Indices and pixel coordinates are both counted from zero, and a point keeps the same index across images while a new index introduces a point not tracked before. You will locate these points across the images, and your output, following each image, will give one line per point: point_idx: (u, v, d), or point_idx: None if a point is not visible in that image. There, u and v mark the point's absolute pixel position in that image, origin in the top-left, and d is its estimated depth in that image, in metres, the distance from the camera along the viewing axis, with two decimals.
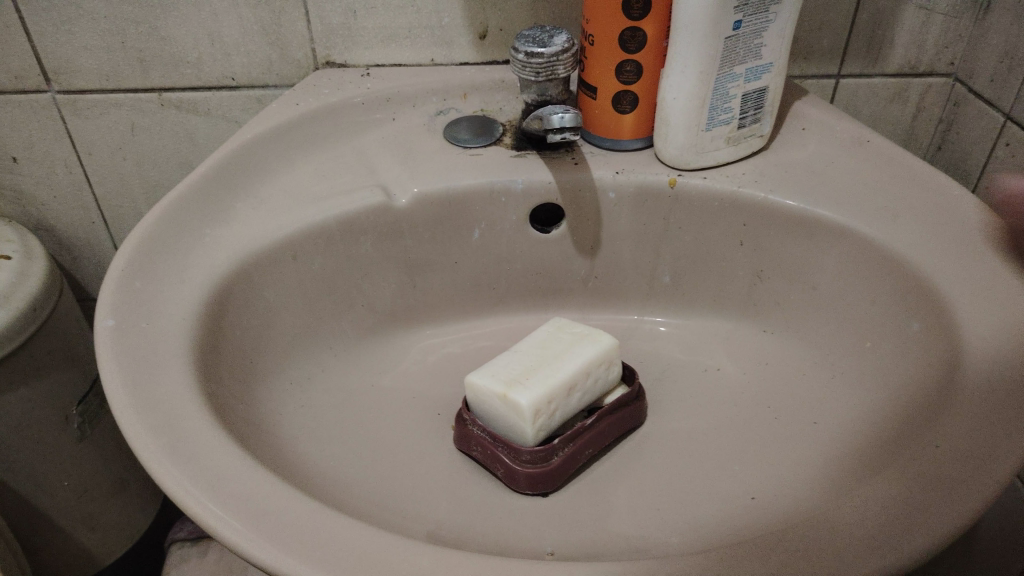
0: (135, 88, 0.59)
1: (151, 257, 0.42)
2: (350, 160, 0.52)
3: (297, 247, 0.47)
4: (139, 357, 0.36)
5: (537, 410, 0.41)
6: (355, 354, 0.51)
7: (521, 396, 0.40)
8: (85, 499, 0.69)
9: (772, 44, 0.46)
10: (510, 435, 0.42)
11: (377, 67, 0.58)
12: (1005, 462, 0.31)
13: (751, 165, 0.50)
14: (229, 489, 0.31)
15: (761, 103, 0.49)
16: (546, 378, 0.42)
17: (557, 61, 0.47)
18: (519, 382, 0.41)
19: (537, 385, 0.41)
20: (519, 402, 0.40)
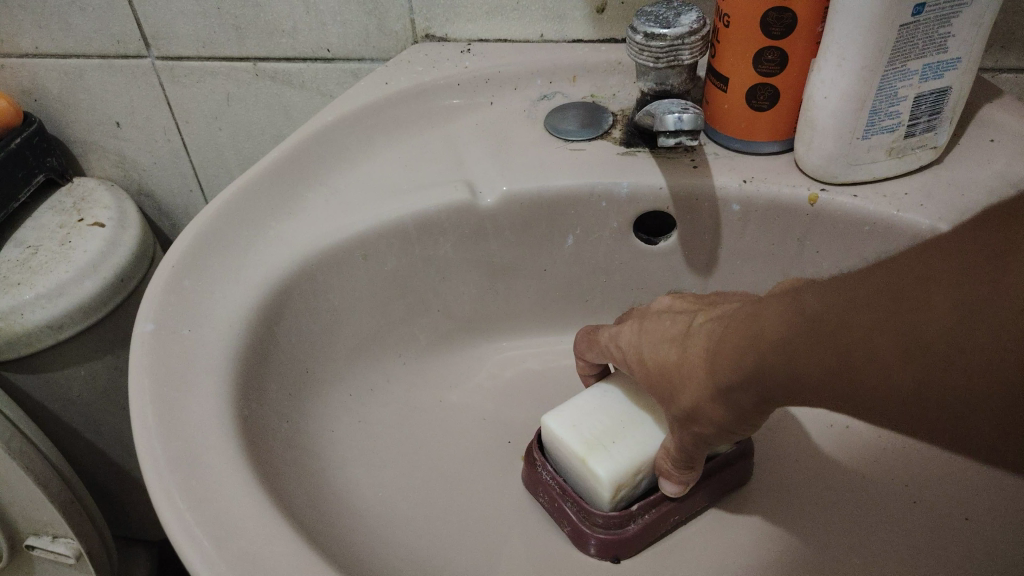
0: (231, 57, 0.56)
1: (208, 252, 0.39)
2: (437, 149, 0.46)
3: (369, 246, 0.42)
4: (172, 370, 0.32)
5: (619, 484, 0.35)
6: (426, 364, 0.46)
7: (603, 469, 0.34)
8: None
9: (963, 35, 0.36)
10: (586, 496, 0.37)
11: (480, 42, 0.52)
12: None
13: (917, 183, 0.41)
14: (237, 545, 0.27)
15: (939, 107, 0.39)
16: (639, 445, 0.35)
17: (681, 45, 0.39)
18: (603, 447, 0.35)
19: (624, 454, 0.35)
20: (600, 476, 0.34)
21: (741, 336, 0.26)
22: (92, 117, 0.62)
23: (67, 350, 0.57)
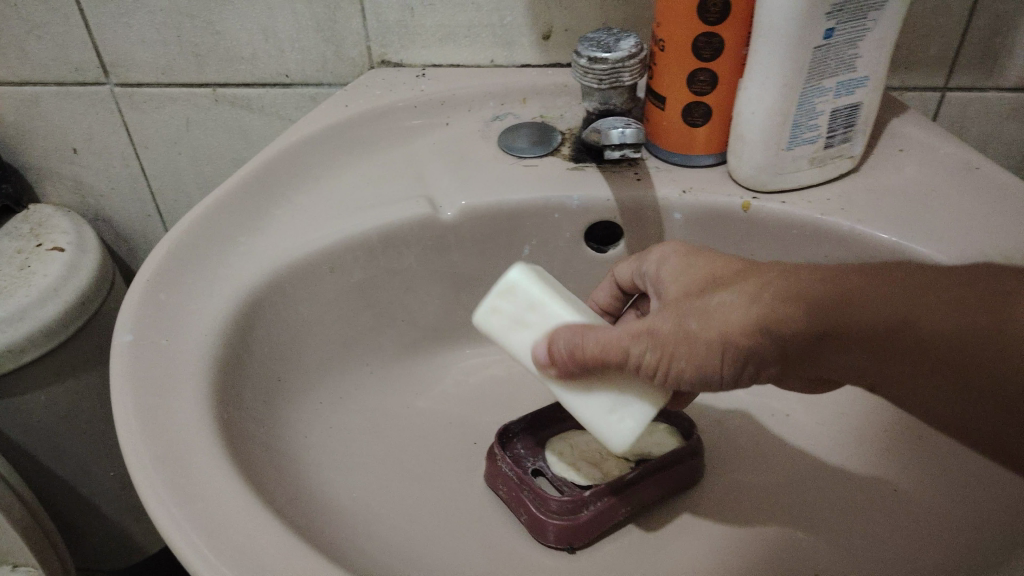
0: (190, 83, 0.57)
1: (183, 268, 0.40)
2: (397, 167, 0.49)
3: (335, 259, 0.44)
4: (153, 377, 0.34)
5: (510, 290, 0.33)
6: (392, 372, 0.48)
7: (521, 266, 0.34)
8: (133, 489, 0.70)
9: (869, 55, 0.40)
10: None
11: (434, 67, 0.55)
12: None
13: (838, 190, 0.45)
14: (225, 533, 0.28)
15: (853, 120, 0.43)
16: (554, 300, 0.33)
17: (622, 68, 0.43)
18: (543, 276, 0.34)
19: (543, 286, 0.33)
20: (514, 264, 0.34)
21: (836, 277, 0.28)
22: (48, 144, 0.62)
23: (28, 374, 0.57)
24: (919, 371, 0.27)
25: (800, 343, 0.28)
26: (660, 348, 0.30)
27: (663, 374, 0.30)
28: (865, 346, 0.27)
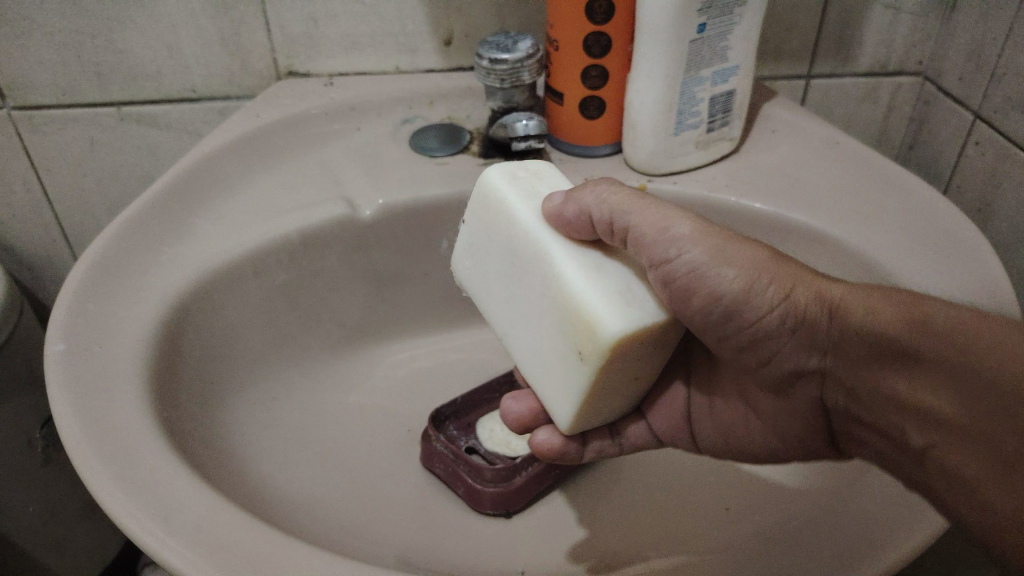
0: (93, 103, 0.57)
1: (107, 280, 0.41)
2: (313, 172, 0.50)
3: (259, 262, 0.45)
4: (90, 382, 0.35)
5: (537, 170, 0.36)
6: (324, 370, 0.50)
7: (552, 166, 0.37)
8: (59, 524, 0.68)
9: (738, 46, 0.45)
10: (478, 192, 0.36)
11: (341, 76, 0.57)
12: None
13: (721, 170, 0.50)
14: (183, 518, 0.29)
15: (729, 106, 0.48)
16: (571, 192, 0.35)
17: (521, 67, 0.46)
18: None
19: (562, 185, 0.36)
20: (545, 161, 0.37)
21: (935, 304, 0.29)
22: None
23: None
24: (936, 418, 0.27)
25: (858, 338, 0.29)
26: (700, 264, 0.30)
27: (673, 277, 0.30)
28: (907, 351, 0.28)
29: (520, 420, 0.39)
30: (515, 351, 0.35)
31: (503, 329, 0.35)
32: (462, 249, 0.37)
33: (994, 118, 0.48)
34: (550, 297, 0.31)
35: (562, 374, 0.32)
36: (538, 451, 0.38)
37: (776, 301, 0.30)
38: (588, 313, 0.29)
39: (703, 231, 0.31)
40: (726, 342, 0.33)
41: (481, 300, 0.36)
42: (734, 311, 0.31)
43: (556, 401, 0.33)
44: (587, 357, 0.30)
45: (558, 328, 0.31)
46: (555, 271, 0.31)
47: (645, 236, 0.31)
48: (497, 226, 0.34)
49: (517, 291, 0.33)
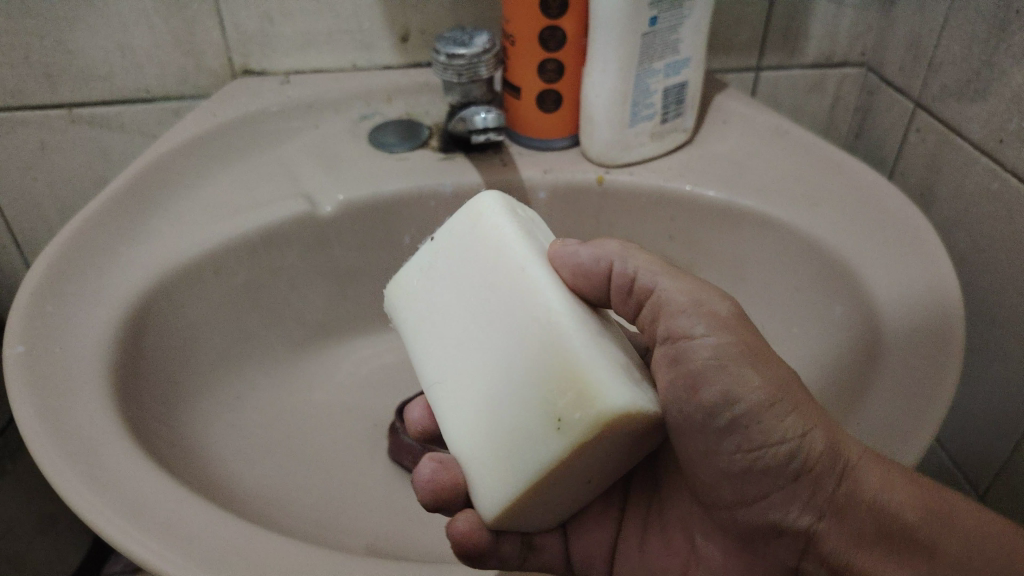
0: (42, 104, 0.55)
1: (64, 283, 0.40)
2: (271, 170, 0.50)
3: (219, 261, 0.45)
4: (51, 383, 0.34)
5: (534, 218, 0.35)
6: (288, 369, 0.50)
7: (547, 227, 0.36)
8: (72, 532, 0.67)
9: (688, 39, 0.47)
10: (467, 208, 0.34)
11: (298, 73, 0.57)
12: (922, 433, 0.32)
13: (676, 159, 0.51)
14: (152, 513, 0.29)
15: (681, 97, 0.49)
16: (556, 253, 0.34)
17: (479, 62, 0.47)
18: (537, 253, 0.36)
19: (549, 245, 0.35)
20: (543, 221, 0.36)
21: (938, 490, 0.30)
22: None
23: None
24: None
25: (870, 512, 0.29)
26: (727, 376, 0.29)
27: (685, 347, 0.31)
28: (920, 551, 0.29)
29: (434, 489, 0.31)
30: (456, 402, 0.31)
31: (446, 376, 0.31)
32: (425, 276, 0.34)
33: (932, 106, 0.50)
34: (537, 349, 0.28)
35: (518, 440, 0.28)
36: (454, 544, 0.30)
37: (799, 443, 0.29)
38: (592, 381, 0.27)
39: (737, 329, 0.31)
40: (711, 463, 0.31)
41: (428, 337, 0.33)
42: (743, 442, 0.30)
43: (494, 472, 0.29)
44: (569, 427, 0.27)
45: (535, 387, 0.28)
46: (554, 324, 0.28)
47: (666, 299, 0.32)
48: (484, 260, 0.31)
49: (486, 335, 0.30)
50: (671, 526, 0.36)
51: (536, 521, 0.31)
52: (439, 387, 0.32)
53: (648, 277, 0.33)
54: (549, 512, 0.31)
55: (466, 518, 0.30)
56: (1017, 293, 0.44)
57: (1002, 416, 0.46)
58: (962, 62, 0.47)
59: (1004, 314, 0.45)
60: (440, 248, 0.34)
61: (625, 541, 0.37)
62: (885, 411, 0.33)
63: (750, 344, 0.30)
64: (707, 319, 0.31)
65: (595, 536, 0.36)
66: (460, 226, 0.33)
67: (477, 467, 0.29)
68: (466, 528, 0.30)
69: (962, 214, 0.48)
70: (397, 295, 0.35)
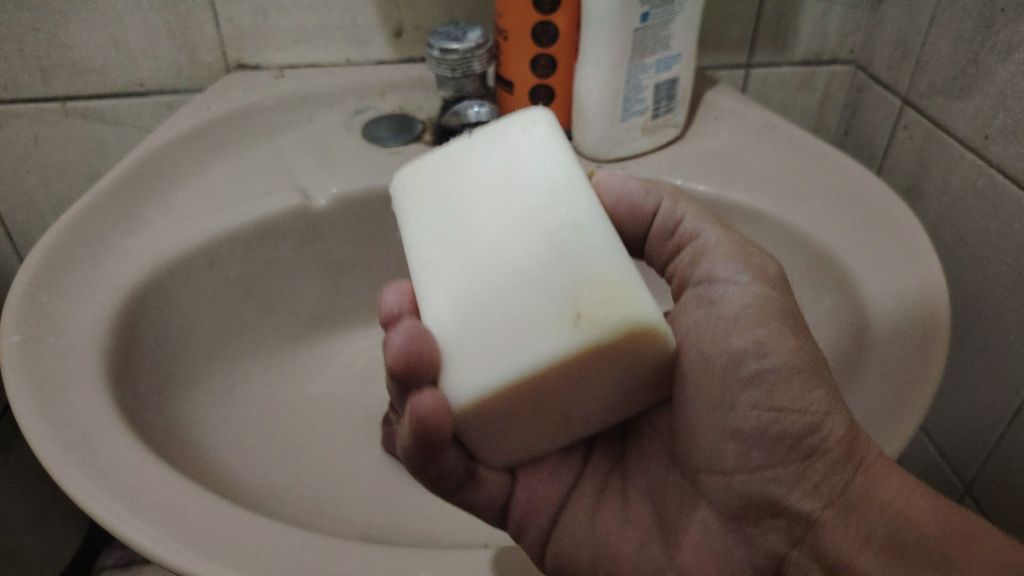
0: (36, 98, 0.55)
1: (59, 274, 0.40)
2: (266, 164, 0.51)
3: (214, 253, 0.45)
4: (48, 373, 0.35)
5: None
6: (282, 361, 0.50)
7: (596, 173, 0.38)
8: (64, 525, 0.67)
9: (679, 35, 0.47)
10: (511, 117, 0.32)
11: (292, 68, 0.57)
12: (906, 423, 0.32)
13: (667, 154, 0.52)
14: (149, 500, 0.30)
15: (672, 93, 0.50)
16: None
17: (472, 57, 0.47)
18: None
19: None
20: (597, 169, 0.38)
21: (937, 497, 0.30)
22: None
23: None
24: None
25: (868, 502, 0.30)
26: (761, 331, 0.30)
27: (715, 286, 0.33)
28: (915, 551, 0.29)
29: (409, 361, 0.27)
30: (460, 286, 0.28)
31: (449, 265, 0.29)
32: (452, 157, 0.32)
33: (919, 103, 0.51)
34: (574, 246, 0.27)
35: (521, 329, 0.26)
36: (415, 418, 0.27)
37: (820, 418, 0.29)
38: (631, 288, 0.25)
39: (779, 289, 0.32)
40: (721, 421, 0.31)
41: (439, 219, 0.30)
42: (762, 399, 0.30)
43: (482, 358, 0.26)
44: (586, 324, 0.25)
45: (561, 280, 0.26)
46: (600, 231, 0.27)
47: (705, 244, 0.34)
48: (531, 151, 0.30)
49: (513, 224, 0.28)
50: (635, 500, 0.35)
51: (500, 446, 0.29)
52: (439, 274, 0.29)
53: (694, 222, 0.35)
54: (520, 441, 0.29)
55: (434, 392, 0.27)
56: (1001, 287, 0.45)
57: (987, 408, 0.47)
58: (949, 60, 0.47)
59: (989, 308, 0.46)
60: (481, 131, 0.32)
61: (579, 500, 0.34)
62: (875, 401, 0.34)
63: (789, 309, 0.32)
64: (752, 268, 0.33)
65: (546, 488, 0.33)
66: (513, 116, 0.31)
67: (461, 353, 0.27)
68: (433, 406, 0.26)
69: (948, 209, 0.49)
70: (412, 174, 0.33)
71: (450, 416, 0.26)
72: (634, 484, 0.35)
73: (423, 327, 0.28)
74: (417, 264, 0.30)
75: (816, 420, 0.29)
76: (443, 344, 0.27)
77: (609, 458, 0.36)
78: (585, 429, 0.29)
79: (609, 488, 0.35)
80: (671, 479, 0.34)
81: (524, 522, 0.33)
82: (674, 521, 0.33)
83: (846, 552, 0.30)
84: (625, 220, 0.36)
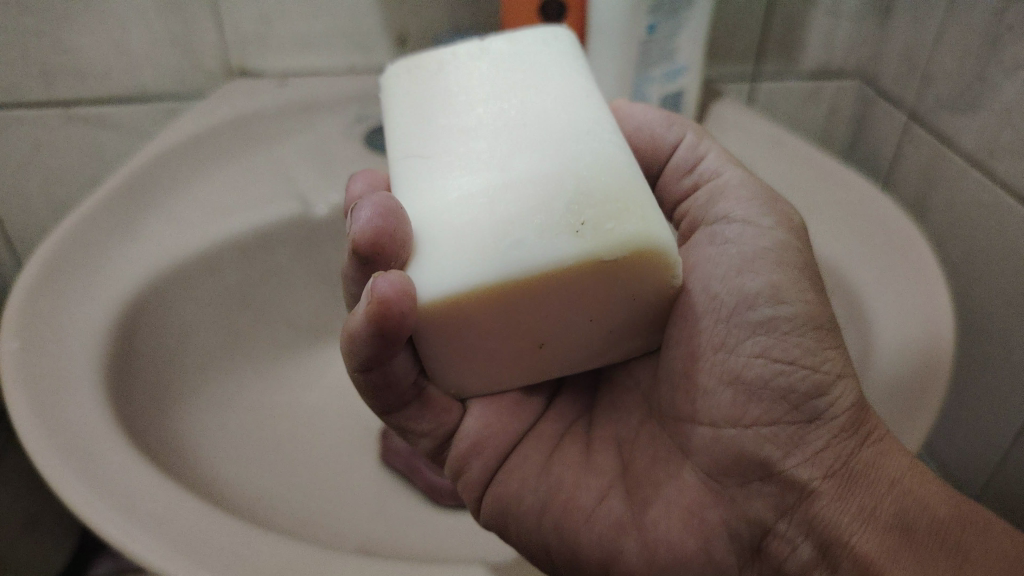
0: (38, 102, 0.55)
1: (58, 278, 0.40)
2: (267, 170, 0.50)
3: (214, 260, 0.45)
4: (45, 380, 0.34)
5: None
6: (281, 369, 0.49)
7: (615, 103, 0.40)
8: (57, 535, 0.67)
9: (686, 48, 0.47)
10: None
11: (295, 75, 0.57)
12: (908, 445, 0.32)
13: None
14: (143, 509, 0.29)
15: (678, 105, 0.50)
16: None
17: None
18: None
19: None
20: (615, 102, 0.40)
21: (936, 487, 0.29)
22: None
23: None
24: None
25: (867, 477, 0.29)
26: (778, 277, 0.31)
27: (731, 224, 0.33)
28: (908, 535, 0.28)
29: (377, 234, 0.26)
30: (441, 179, 0.27)
31: (442, 148, 0.28)
32: (455, 61, 0.31)
33: (925, 117, 0.51)
34: (583, 159, 0.26)
35: (516, 225, 0.25)
36: (376, 297, 0.24)
37: (830, 378, 0.29)
38: (643, 208, 0.25)
39: (798, 237, 0.33)
40: (726, 364, 0.30)
41: (432, 115, 0.30)
42: (771, 347, 0.30)
43: (469, 246, 0.25)
44: (591, 233, 0.25)
45: (566, 184, 0.26)
46: (612, 151, 0.27)
47: (723, 184, 0.35)
48: (546, 74, 0.30)
49: (513, 128, 0.28)
50: (600, 451, 0.34)
51: (458, 353, 0.28)
52: (429, 155, 0.28)
53: (715, 162, 0.36)
54: (481, 355, 0.28)
55: (399, 276, 0.24)
56: (1007, 304, 0.44)
57: (992, 425, 0.46)
58: (955, 75, 0.47)
59: (995, 325, 0.45)
60: (491, 42, 0.31)
61: (535, 437, 0.34)
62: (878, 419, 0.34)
63: (807, 262, 0.32)
64: (776, 215, 0.33)
65: (501, 422, 0.33)
66: (529, 38, 0.31)
67: (444, 242, 0.25)
68: (393, 287, 0.24)
69: (954, 224, 0.48)
70: (408, 68, 0.32)
71: (411, 301, 0.24)
72: (598, 436, 0.35)
73: (392, 206, 0.26)
74: (398, 154, 0.29)
75: (825, 379, 0.29)
76: (419, 230, 0.26)
77: (571, 405, 0.36)
78: (556, 352, 0.28)
79: (569, 434, 0.35)
80: (647, 433, 0.34)
81: (472, 453, 0.33)
82: (645, 475, 0.32)
83: (842, 531, 0.28)
84: (647, 153, 0.38)
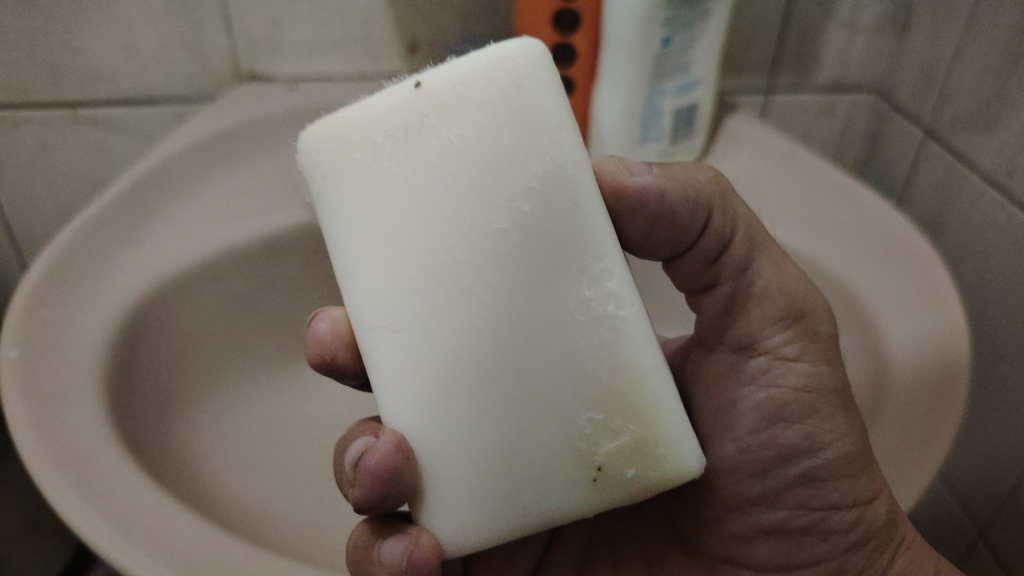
0: (46, 104, 0.54)
1: (61, 285, 0.39)
2: (272, 179, 0.50)
3: (219, 268, 0.45)
4: (44, 388, 0.34)
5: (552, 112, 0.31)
6: (282, 378, 0.48)
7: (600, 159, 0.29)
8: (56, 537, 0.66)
9: (700, 59, 0.46)
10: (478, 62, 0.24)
11: (304, 80, 0.56)
12: (915, 480, 0.31)
13: None
14: (141, 524, 0.29)
15: (692, 117, 0.49)
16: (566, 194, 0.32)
17: None
18: None
19: None
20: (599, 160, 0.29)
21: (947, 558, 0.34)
22: None
23: None
24: None
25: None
26: (812, 424, 0.31)
27: (759, 359, 0.32)
28: None
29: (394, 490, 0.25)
30: (422, 376, 0.24)
31: (413, 328, 0.24)
32: (394, 153, 0.24)
33: (943, 135, 0.50)
34: (587, 357, 0.24)
35: (524, 467, 0.24)
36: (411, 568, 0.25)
37: (865, 514, 0.31)
38: (662, 430, 0.25)
39: (826, 351, 0.32)
40: (760, 515, 0.33)
41: (389, 270, 0.24)
42: (808, 496, 0.32)
43: (486, 486, 0.24)
44: (609, 481, 0.25)
45: (575, 408, 0.24)
46: (621, 321, 0.24)
47: (752, 285, 0.31)
48: (518, 176, 0.24)
49: (496, 295, 0.24)
50: None
51: None
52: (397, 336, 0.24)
53: (743, 251, 0.31)
54: None
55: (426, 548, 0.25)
56: None
57: (1005, 451, 0.45)
58: (974, 92, 0.46)
59: (1011, 351, 0.44)
60: (438, 114, 0.24)
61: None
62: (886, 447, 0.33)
63: (838, 384, 0.32)
64: (802, 338, 0.31)
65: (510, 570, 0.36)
66: (485, 92, 0.24)
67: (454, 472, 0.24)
68: (430, 563, 0.25)
69: (971, 244, 0.47)
70: (334, 161, 0.25)
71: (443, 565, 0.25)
72: (622, 557, 0.37)
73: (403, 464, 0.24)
74: (357, 316, 0.25)
75: (861, 515, 0.31)
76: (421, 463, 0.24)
77: (582, 530, 0.38)
78: None
79: (588, 561, 0.37)
80: (675, 553, 0.36)
81: None
82: None
83: None
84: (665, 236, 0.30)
